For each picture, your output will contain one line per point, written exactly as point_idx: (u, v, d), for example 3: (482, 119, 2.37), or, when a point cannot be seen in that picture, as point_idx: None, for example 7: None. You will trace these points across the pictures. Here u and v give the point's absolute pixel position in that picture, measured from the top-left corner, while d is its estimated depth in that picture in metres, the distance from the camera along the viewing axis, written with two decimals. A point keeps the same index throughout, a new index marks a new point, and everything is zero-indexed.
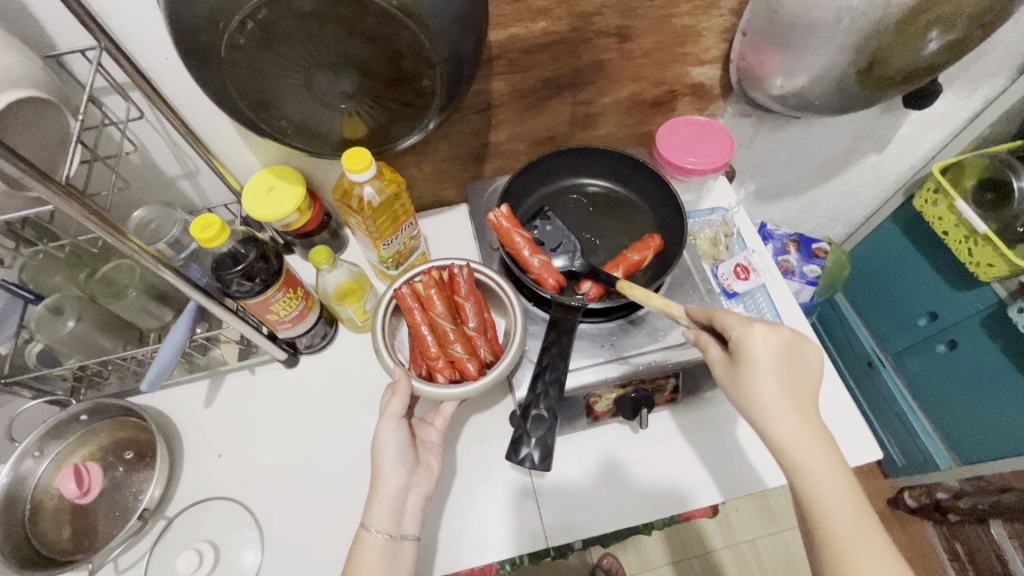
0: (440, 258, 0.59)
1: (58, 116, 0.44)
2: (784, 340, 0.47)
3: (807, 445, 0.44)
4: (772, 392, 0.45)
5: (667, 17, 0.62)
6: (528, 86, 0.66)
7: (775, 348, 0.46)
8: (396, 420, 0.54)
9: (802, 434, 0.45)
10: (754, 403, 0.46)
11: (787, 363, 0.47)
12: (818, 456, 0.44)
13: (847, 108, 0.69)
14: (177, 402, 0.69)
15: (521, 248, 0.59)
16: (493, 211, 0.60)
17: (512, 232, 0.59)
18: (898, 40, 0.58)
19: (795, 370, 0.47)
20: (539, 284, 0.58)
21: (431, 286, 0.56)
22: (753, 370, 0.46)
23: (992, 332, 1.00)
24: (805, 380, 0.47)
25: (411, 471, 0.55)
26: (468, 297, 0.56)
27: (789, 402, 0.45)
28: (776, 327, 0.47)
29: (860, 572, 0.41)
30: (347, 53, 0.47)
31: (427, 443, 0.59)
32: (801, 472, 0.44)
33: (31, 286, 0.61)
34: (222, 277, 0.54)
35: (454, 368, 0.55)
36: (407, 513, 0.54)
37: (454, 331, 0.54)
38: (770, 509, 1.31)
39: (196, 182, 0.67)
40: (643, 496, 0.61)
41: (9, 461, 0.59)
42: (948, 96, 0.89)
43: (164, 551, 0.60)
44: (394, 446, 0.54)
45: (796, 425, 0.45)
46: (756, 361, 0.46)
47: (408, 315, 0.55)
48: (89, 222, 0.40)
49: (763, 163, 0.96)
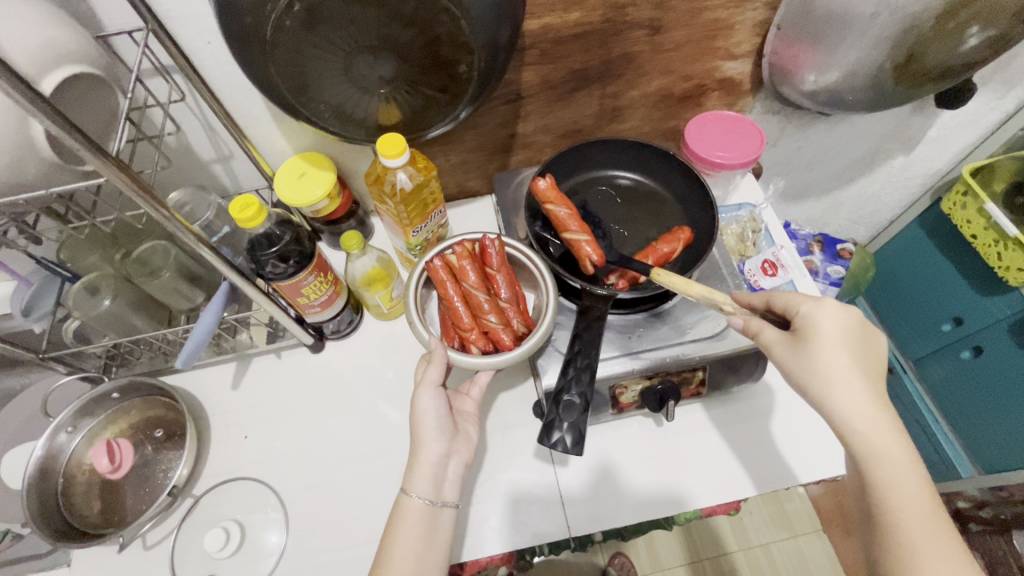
0: (471, 231, 0.60)
1: (109, 93, 0.46)
2: (854, 320, 0.46)
3: (878, 426, 0.44)
4: (843, 371, 0.45)
5: (699, 10, 0.62)
6: (557, 77, 0.66)
7: (846, 327, 0.46)
8: (433, 389, 0.55)
9: (874, 418, 0.44)
10: (824, 386, 0.45)
11: (858, 343, 0.46)
12: (887, 440, 0.43)
13: (880, 104, 0.68)
14: (205, 383, 0.70)
15: (565, 220, 0.59)
16: (535, 181, 0.60)
17: (557, 203, 0.59)
18: (936, 34, 0.58)
19: (866, 353, 0.46)
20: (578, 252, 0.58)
21: (464, 258, 0.56)
22: (824, 348, 0.45)
23: (1018, 338, 0.99)
24: (874, 362, 0.46)
25: (451, 439, 0.56)
26: (500, 270, 0.56)
27: (862, 384, 0.45)
28: (847, 307, 0.47)
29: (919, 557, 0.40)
30: (386, 37, 0.47)
31: (464, 413, 0.60)
32: (872, 458, 0.43)
33: (69, 264, 0.63)
34: (257, 258, 0.55)
35: (487, 340, 0.55)
36: (447, 480, 0.55)
37: (488, 303, 0.55)
38: (786, 515, 1.29)
39: (229, 167, 0.68)
40: (665, 490, 0.61)
41: (44, 436, 0.61)
42: (981, 97, 0.88)
43: (192, 527, 0.61)
44: (433, 414, 0.55)
45: (868, 408, 0.44)
46: (827, 341, 0.45)
47: (440, 287, 0.56)
48: (135, 195, 0.40)
49: (788, 162, 0.95)
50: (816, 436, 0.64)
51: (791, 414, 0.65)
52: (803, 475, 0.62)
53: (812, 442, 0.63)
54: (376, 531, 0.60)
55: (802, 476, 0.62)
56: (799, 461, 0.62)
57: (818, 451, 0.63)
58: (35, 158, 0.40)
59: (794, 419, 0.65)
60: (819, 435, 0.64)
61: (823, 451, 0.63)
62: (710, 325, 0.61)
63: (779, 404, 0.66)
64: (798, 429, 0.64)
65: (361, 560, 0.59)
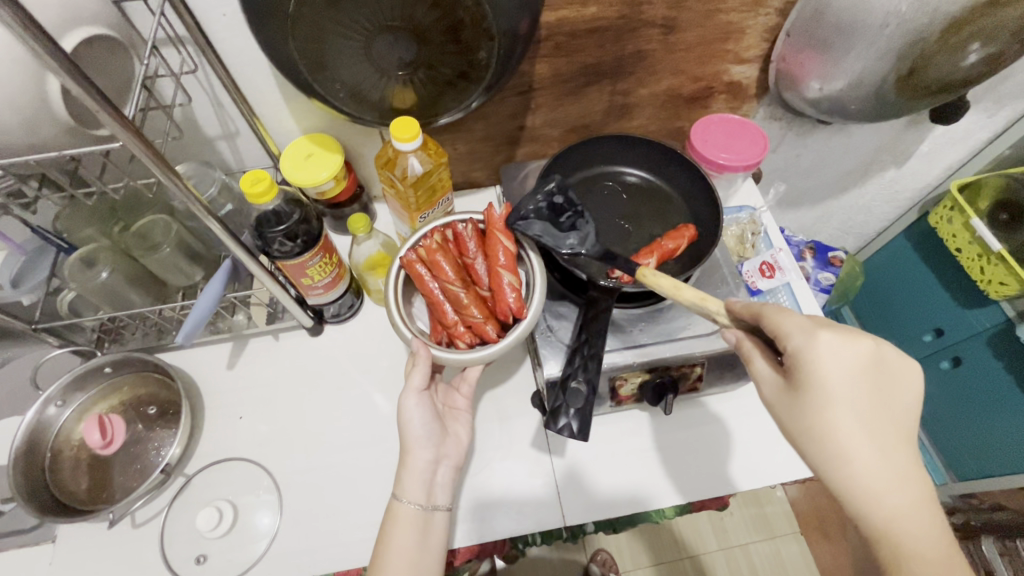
0: (460, 212, 0.60)
1: (122, 58, 0.45)
2: (862, 354, 0.41)
3: (881, 484, 0.39)
4: (842, 427, 0.40)
5: (713, 13, 0.63)
6: (570, 71, 0.66)
7: (853, 364, 0.40)
8: (417, 395, 0.56)
9: (894, 480, 0.39)
10: (834, 447, 0.40)
11: (866, 382, 0.41)
12: (895, 499, 0.39)
13: (880, 116, 0.70)
14: (199, 361, 0.69)
15: (500, 253, 0.54)
16: (492, 206, 0.57)
17: (500, 236, 0.55)
18: (940, 49, 0.60)
19: (876, 394, 0.41)
20: (501, 296, 0.53)
21: (437, 250, 0.55)
22: (828, 397, 0.40)
23: (996, 350, 1.02)
24: (881, 402, 0.41)
25: (438, 445, 0.58)
26: (477, 257, 0.57)
27: (867, 441, 0.40)
28: (851, 334, 0.41)
29: None
30: (409, 18, 0.47)
31: (455, 412, 0.62)
32: (892, 530, 0.39)
33: (65, 236, 0.61)
34: (265, 235, 0.54)
35: (474, 333, 0.55)
36: (438, 485, 0.57)
37: (467, 295, 0.55)
38: (765, 517, 1.32)
39: (234, 144, 0.67)
40: (660, 480, 0.62)
41: (34, 408, 0.60)
42: (972, 115, 0.90)
43: (183, 506, 0.60)
44: (419, 421, 0.57)
45: (888, 471, 0.39)
46: (831, 389, 0.40)
47: (419, 282, 0.55)
48: (147, 160, 0.39)
49: (785, 168, 0.97)
50: None
51: None
52: (792, 473, 0.63)
53: None
54: (371, 515, 0.60)
55: (796, 470, 0.63)
56: (789, 462, 0.63)
57: None
58: (49, 119, 0.40)
59: None
60: None
61: None
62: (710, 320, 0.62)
63: None
64: None
65: (357, 543, 0.59)
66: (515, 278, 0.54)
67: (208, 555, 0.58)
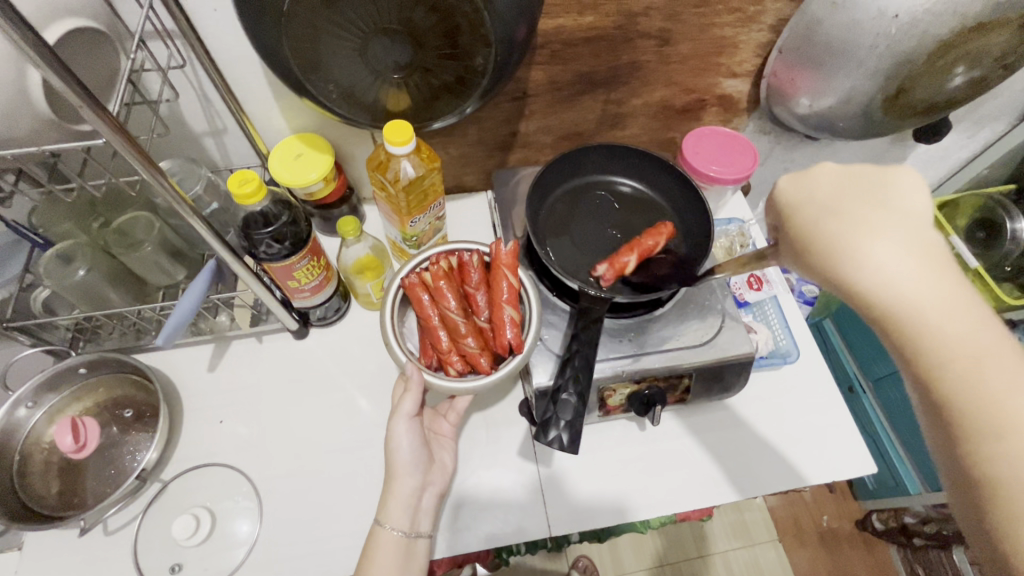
0: (465, 240, 0.60)
1: (104, 49, 0.44)
2: (840, 177, 0.42)
3: (914, 279, 0.36)
4: (853, 232, 0.38)
5: (708, 26, 0.63)
6: (564, 79, 0.66)
7: (836, 189, 0.41)
8: (407, 420, 0.55)
9: (923, 275, 0.36)
10: (846, 253, 0.38)
11: (865, 201, 0.40)
12: (930, 294, 0.36)
13: (867, 133, 0.71)
14: (179, 364, 0.67)
15: (503, 290, 0.54)
16: (499, 240, 0.56)
17: (504, 272, 0.54)
18: (927, 71, 0.61)
19: (894, 210, 0.39)
20: (498, 333, 0.53)
21: (440, 278, 0.56)
22: (826, 225, 0.39)
23: None
24: (887, 209, 0.39)
25: (425, 472, 0.57)
26: (479, 288, 0.57)
27: (880, 236, 0.37)
28: (815, 166, 0.43)
29: (987, 394, 0.34)
30: (406, 21, 0.46)
31: (441, 439, 0.61)
32: (934, 333, 0.36)
33: (42, 231, 0.58)
34: (251, 236, 0.53)
35: (466, 362, 0.55)
36: (421, 511, 0.56)
37: (465, 326, 0.55)
38: (745, 524, 1.33)
39: (222, 141, 0.65)
40: (646, 491, 0.62)
41: (2, 409, 0.58)
42: (953, 134, 0.92)
43: (159, 512, 0.59)
44: (407, 450, 0.55)
45: (909, 264, 0.37)
46: (829, 205, 0.40)
47: (417, 306, 0.55)
48: (131, 157, 0.38)
49: (773, 182, 0.98)
50: (788, 444, 0.65)
51: (773, 421, 0.66)
52: (777, 484, 0.63)
53: (785, 452, 0.64)
54: (352, 527, 0.59)
55: (779, 483, 0.63)
56: (772, 473, 0.63)
57: (792, 459, 0.64)
58: (28, 112, 0.38)
59: (770, 429, 0.66)
60: (792, 442, 0.65)
61: (800, 460, 0.64)
62: (699, 332, 0.63)
63: (759, 414, 0.67)
64: (775, 437, 0.65)
65: (340, 551, 0.58)
66: (517, 314, 0.54)
67: (184, 564, 0.56)
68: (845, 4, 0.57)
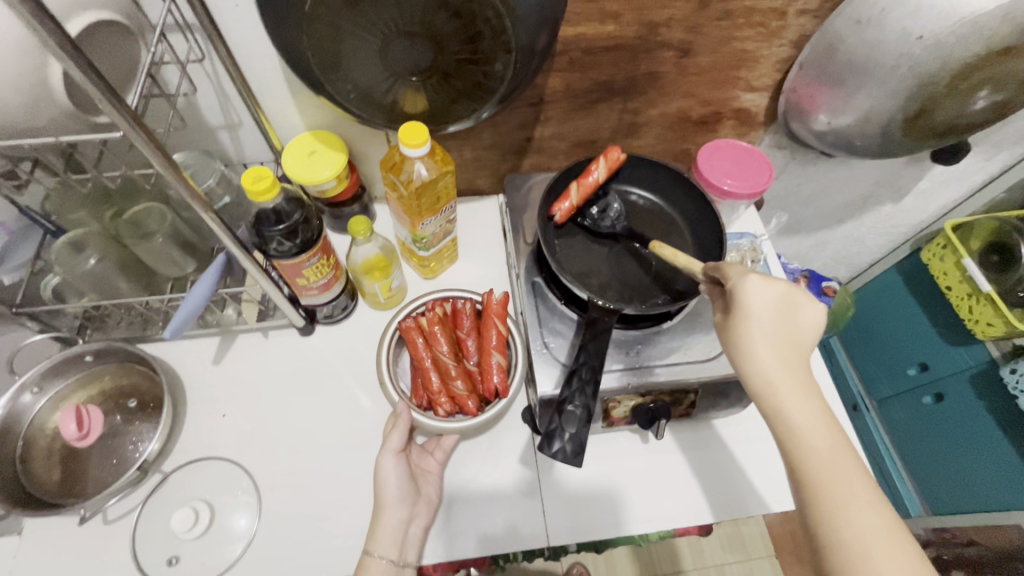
0: (460, 290, 0.68)
1: (126, 42, 0.44)
2: (780, 291, 0.46)
3: (790, 388, 0.44)
4: (758, 337, 0.46)
5: (729, 39, 0.63)
6: (582, 87, 0.66)
7: (771, 311, 0.46)
8: (394, 456, 0.58)
9: (798, 388, 0.44)
10: (745, 352, 0.46)
11: (785, 325, 0.46)
12: (803, 402, 0.44)
13: (883, 154, 0.71)
14: (185, 355, 0.67)
15: (491, 338, 0.62)
16: (491, 291, 0.64)
17: (493, 321, 0.62)
18: (949, 93, 0.60)
19: (792, 332, 0.46)
20: (484, 378, 0.61)
21: (435, 323, 0.64)
22: (750, 344, 0.46)
23: (979, 390, 1.03)
24: (790, 330, 0.46)
25: (411, 504, 0.57)
26: (469, 334, 0.65)
27: (771, 348, 0.45)
28: (772, 278, 0.47)
29: (835, 496, 0.40)
30: (428, 25, 0.46)
31: (427, 474, 0.60)
32: (802, 435, 0.43)
33: (54, 218, 0.59)
34: (262, 233, 0.53)
35: (454, 402, 0.62)
36: (409, 542, 0.56)
37: (455, 368, 0.62)
38: (741, 537, 1.32)
39: (237, 135, 0.66)
40: (645, 505, 0.61)
41: (7, 394, 0.58)
42: (972, 156, 0.91)
43: (157, 505, 0.59)
44: (395, 483, 0.56)
45: (787, 375, 0.45)
46: (752, 308, 0.46)
47: (413, 348, 0.62)
48: (149, 151, 0.38)
49: (785, 196, 0.97)
50: None
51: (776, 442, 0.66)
52: (776, 504, 0.62)
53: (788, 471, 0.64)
54: (349, 525, 0.59)
55: (782, 503, 0.62)
56: (775, 492, 0.63)
57: None
58: (48, 104, 0.38)
59: (775, 447, 0.65)
60: None
61: None
62: (706, 347, 0.62)
63: (763, 433, 0.66)
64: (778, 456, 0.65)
65: (335, 552, 0.58)
66: (503, 359, 0.61)
67: (181, 557, 0.56)
68: (869, 23, 0.57)
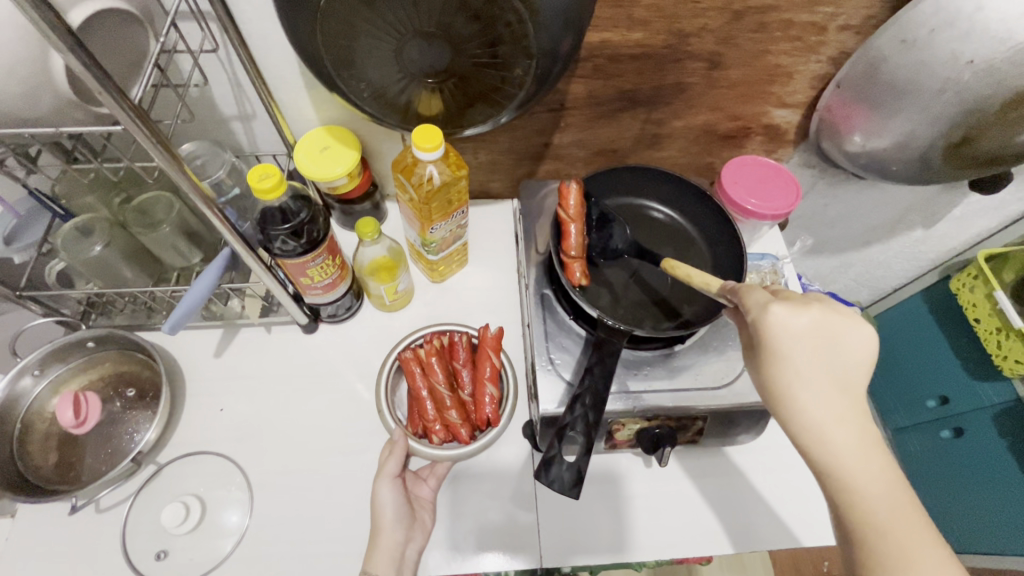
0: (456, 324, 0.68)
1: (134, 30, 0.43)
2: (812, 318, 0.42)
3: (843, 437, 0.40)
4: (795, 379, 0.42)
5: (763, 53, 0.60)
6: (605, 95, 0.64)
7: (808, 345, 0.42)
8: (391, 482, 0.56)
9: (851, 435, 0.41)
10: (784, 397, 0.42)
11: (827, 358, 0.42)
12: (857, 452, 0.40)
13: (920, 180, 0.67)
14: (187, 345, 0.67)
15: (486, 369, 0.62)
16: (487, 325, 0.64)
17: (488, 355, 0.62)
18: (996, 122, 0.57)
19: (834, 364, 0.42)
20: (477, 409, 0.61)
21: (433, 353, 0.63)
22: (797, 388, 0.42)
23: (1003, 429, 0.99)
24: (833, 362, 0.42)
25: (408, 527, 0.55)
26: (465, 364, 0.64)
27: (816, 391, 0.41)
28: (803, 305, 0.42)
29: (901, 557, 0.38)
30: (446, 27, 0.44)
31: (421, 501, 0.58)
32: (859, 489, 0.40)
33: (62, 202, 0.59)
34: (268, 231, 0.52)
35: (448, 431, 0.61)
36: (406, 561, 0.54)
37: (450, 399, 0.61)
38: (740, 559, 1.29)
39: (250, 126, 0.64)
40: (644, 530, 0.59)
41: (7, 377, 0.58)
42: (1012, 186, 0.87)
43: (151, 497, 0.58)
44: (391, 507, 0.54)
45: (835, 419, 0.41)
46: (783, 348, 0.42)
47: (410, 377, 0.62)
48: (151, 147, 0.37)
49: (811, 215, 0.94)
50: (801, 498, 0.62)
51: (785, 472, 0.63)
52: (780, 539, 0.60)
53: (797, 505, 0.61)
54: (342, 528, 0.58)
55: (787, 537, 0.60)
56: (780, 525, 0.60)
57: (803, 514, 0.61)
58: (50, 92, 0.37)
59: (783, 478, 0.62)
60: (804, 495, 0.62)
61: (810, 514, 0.61)
62: (719, 373, 0.59)
63: (772, 463, 0.63)
64: (786, 488, 0.62)
65: (326, 557, 0.56)
66: (496, 391, 0.62)
67: (170, 551, 0.56)
68: (915, 44, 0.53)
